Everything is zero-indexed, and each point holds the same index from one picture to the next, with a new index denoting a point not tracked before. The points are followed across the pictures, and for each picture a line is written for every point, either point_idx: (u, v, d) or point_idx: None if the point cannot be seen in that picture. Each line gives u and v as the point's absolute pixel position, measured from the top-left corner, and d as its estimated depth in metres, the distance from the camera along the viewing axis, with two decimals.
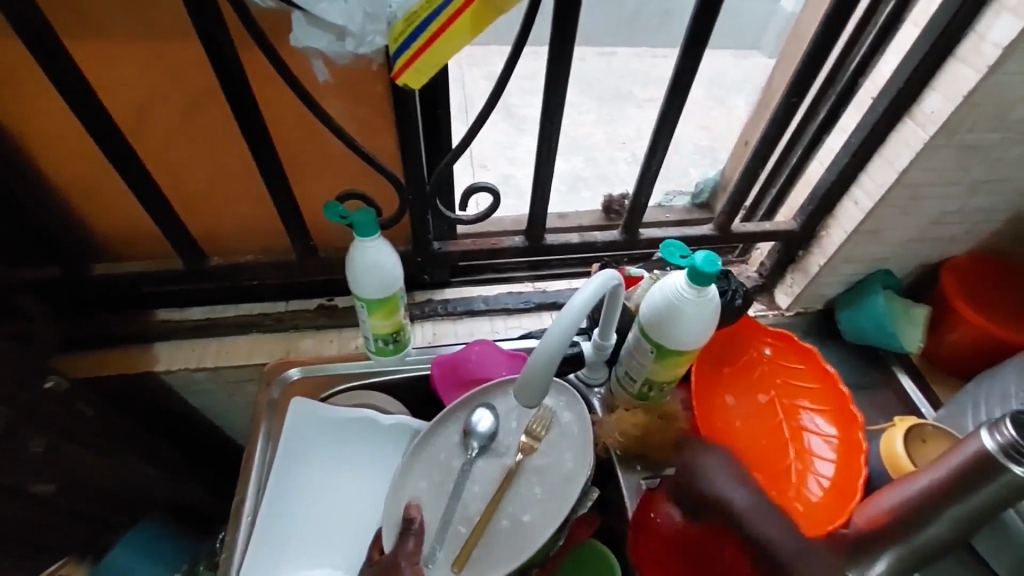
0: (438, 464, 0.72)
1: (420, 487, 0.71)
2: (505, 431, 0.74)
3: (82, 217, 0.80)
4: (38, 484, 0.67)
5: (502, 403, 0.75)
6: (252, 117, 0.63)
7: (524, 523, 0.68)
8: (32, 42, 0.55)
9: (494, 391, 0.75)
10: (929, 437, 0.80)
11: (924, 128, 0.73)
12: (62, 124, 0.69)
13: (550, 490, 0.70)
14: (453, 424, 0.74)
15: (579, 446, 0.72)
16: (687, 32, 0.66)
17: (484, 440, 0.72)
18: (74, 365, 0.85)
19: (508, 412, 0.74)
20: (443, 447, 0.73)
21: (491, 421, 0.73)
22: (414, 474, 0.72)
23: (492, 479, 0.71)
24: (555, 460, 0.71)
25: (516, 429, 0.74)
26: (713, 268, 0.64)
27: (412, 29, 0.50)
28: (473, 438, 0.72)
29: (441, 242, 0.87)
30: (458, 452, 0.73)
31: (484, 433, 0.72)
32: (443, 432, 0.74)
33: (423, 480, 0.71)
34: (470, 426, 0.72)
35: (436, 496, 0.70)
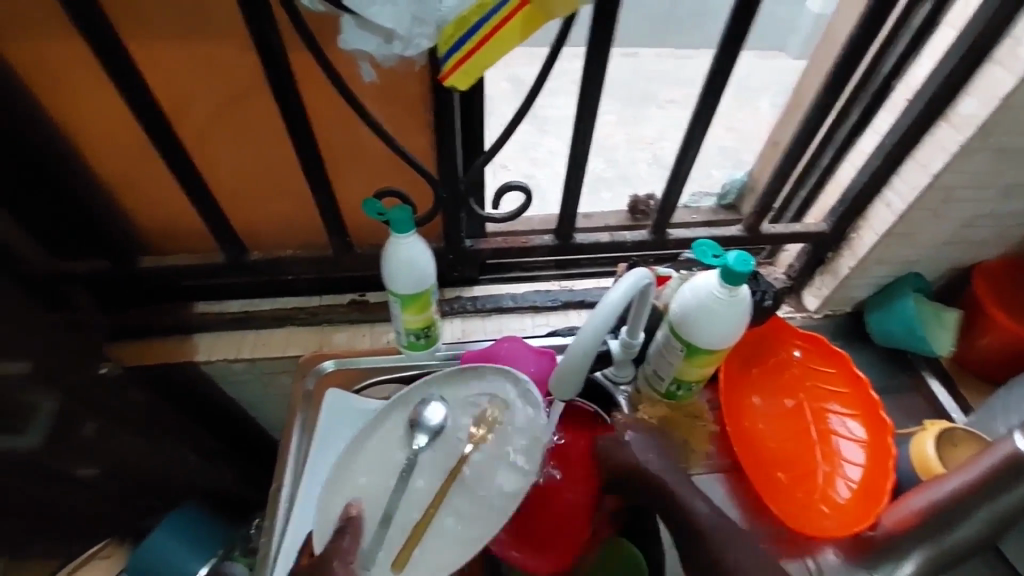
0: (383, 458, 0.74)
1: (361, 484, 0.72)
2: (450, 424, 0.76)
3: (129, 212, 0.84)
4: (88, 466, 0.71)
5: (452, 395, 0.77)
6: (297, 116, 0.66)
7: (469, 517, 0.71)
8: (96, 43, 0.58)
9: (445, 384, 0.78)
10: (960, 441, 0.80)
11: (960, 131, 0.72)
12: (117, 121, 0.72)
13: (497, 484, 0.72)
14: (399, 416, 0.77)
15: (527, 437, 0.73)
16: (723, 35, 0.67)
17: (431, 433, 0.75)
18: (121, 353, 0.89)
19: (456, 403, 0.77)
20: (386, 441, 0.75)
21: (440, 414, 0.75)
22: (355, 470, 0.73)
23: (437, 474, 0.73)
24: (504, 452, 0.73)
25: (463, 421, 0.76)
26: (746, 267, 0.64)
27: (463, 31, 0.53)
28: (418, 432, 0.74)
29: (473, 240, 0.89)
30: (403, 445, 0.75)
31: (432, 426, 0.75)
32: (388, 426, 0.76)
33: (364, 475, 0.73)
34: (418, 419, 0.75)
35: (377, 491, 0.72)
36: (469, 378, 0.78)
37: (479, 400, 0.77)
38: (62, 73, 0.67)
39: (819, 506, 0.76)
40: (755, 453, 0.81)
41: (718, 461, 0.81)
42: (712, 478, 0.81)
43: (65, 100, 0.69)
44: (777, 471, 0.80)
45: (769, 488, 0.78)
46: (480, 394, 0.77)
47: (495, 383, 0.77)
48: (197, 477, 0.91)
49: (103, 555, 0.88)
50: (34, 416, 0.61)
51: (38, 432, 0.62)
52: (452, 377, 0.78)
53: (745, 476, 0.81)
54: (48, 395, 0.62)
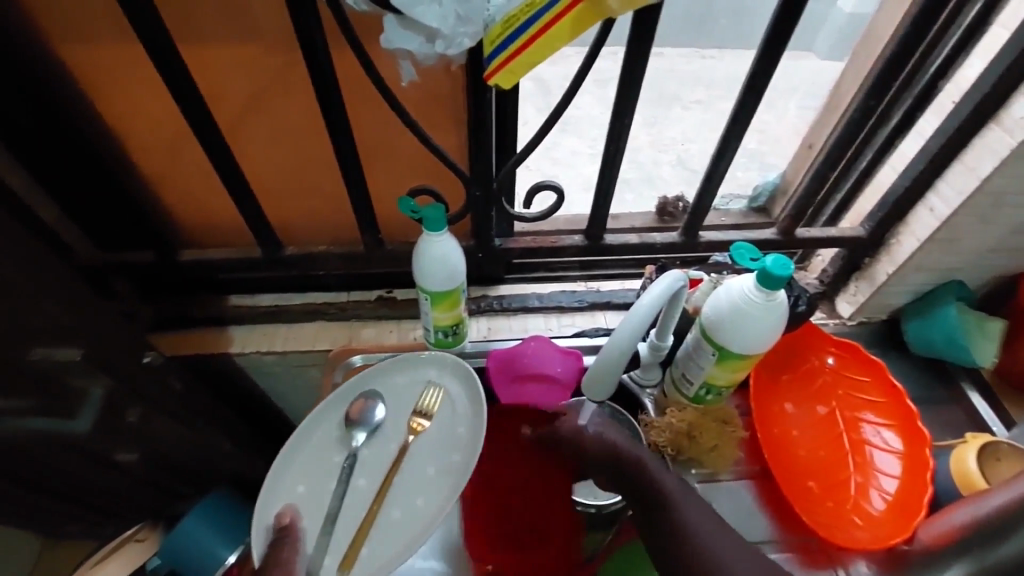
0: (320, 462, 0.75)
1: (299, 492, 0.73)
2: (388, 420, 0.77)
3: (169, 206, 0.86)
4: (128, 451, 0.73)
5: (389, 394, 0.79)
6: (339, 114, 0.67)
7: (415, 506, 0.70)
8: (150, 41, 0.59)
9: (382, 383, 0.80)
10: (1005, 456, 0.77)
11: (1011, 134, 0.70)
12: (163, 117, 0.74)
13: (438, 473, 0.72)
14: (337, 417, 0.78)
15: (464, 420, 0.75)
16: (765, 35, 0.66)
17: (369, 429, 0.76)
18: (160, 342, 0.93)
19: (395, 395, 0.79)
20: (325, 444, 0.76)
21: (377, 411, 0.77)
22: (292, 479, 0.74)
23: (379, 470, 0.73)
24: (443, 437, 0.74)
25: (404, 414, 0.77)
26: (785, 272, 0.63)
27: (511, 31, 0.52)
28: (356, 429, 0.75)
29: (502, 239, 0.90)
30: (341, 446, 0.76)
31: (371, 421, 0.76)
32: (326, 430, 0.77)
33: (300, 484, 0.73)
34: (353, 418, 0.76)
35: (314, 498, 0.72)
36: (405, 367, 0.81)
37: (415, 392, 0.79)
38: (110, 69, 0.69)
39: (851, 517, 0.75)
40: (786, 461, 0.79)
41: (748, 469, 0.80)
42: (741, 485, 0.79)
43: (116, 97, 0.71)
44: (808, 480, 0.79)
45: (800, 496, 0.76)
46: (417, 385, 0.79)
47: (433, 373, 0.80)
48: (228, 466, 0.92)
49: (140, 538, 0.89)
50: (84, 401, 0.64)
51: (88, 417, 0.65)
52: (387, 370, 0.80)
53: (774, 484, 0.79)
54: (95, 381, 0.65)
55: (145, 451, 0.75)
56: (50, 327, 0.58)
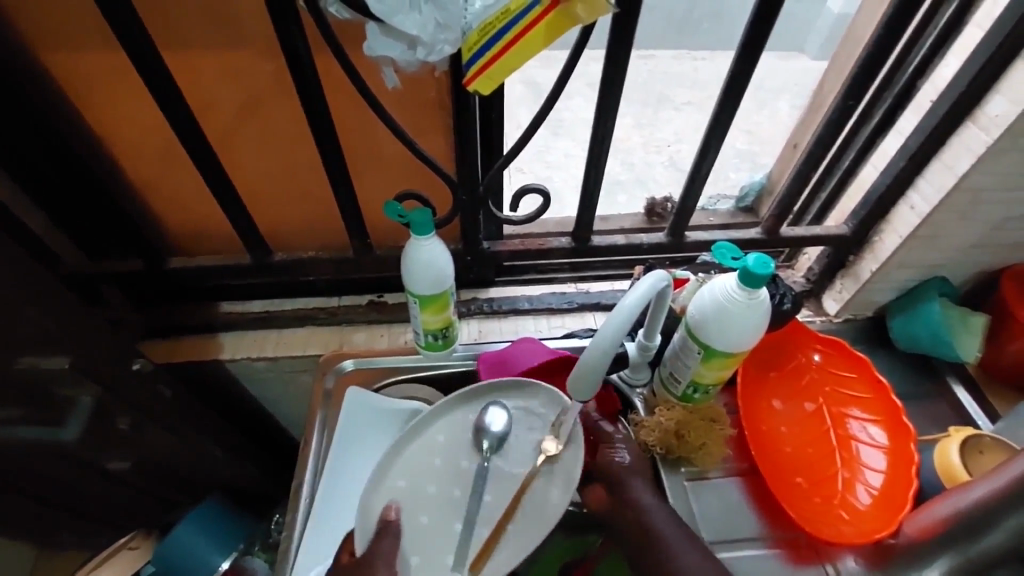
0: (448, 463, 0.75)
1: (397, 487, 0.73)
2: (516, 434, 0.75)
3: (158, 214, 0.87)
4: (119, 459, 0.74)
5: (515, 404, 0.77)
6: (323, 121, 0.68)
7: (532, 535, 0.70)
8: (134, 53, 0.60)
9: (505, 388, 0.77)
10: (987, 449, 0.78)
11: (987, 132, 0.71)
12: (148, 125, 0.75)
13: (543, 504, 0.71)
14: (466, 420, 0.77)
15: (572, 462, 0.72)
16: (744, 37, 0.67)
17: (492, 440, 0.74)
18: (151, 351, 0.93)
19: (522, 412, 0.76)
20: (447, 442, 0.76)
21: (503, 421, 0.75)
22: (396, 473, 0.74)
23: (506, 488, 0.72)
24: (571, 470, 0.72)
25: (533, 438, 0.75)
26: (766, 270, 0.64)
27: (485, 39, 0.54)
28: (486, 436, 0.74)
29: (490, 242, 0.91)
30: (471, 452, 0.75)
31: (498, 433, 0.74)
32: (450, 423, 0.77)
33: (401, 480, 0.74)
34: (483, 423, 0.75)
35: (421, 497, 0.73)
36: (532, 390, 0.77)
37: (546, 416, 0.75)
38: (95, 78, 0.69)
39: (838, 512, 0.76)
40: (772, 458, 0.80)
41: (735, 466, 0.81)
42: (730, 482, 0.80)
43: (101, 106, 0.72)
44: (796, 476, 0.79)
45: (787, 493, 0.77)
46: (541, 413, 0.76)
47: (545, 405, 0.76)
48: (221, 472, 0.93)
49: (132, 546, 0.89)
50: (72, 410, 0.65)
51: (76, 425, 0.66)
52: (519, 388, 0.77)
53: (762, 481, 0.80)
54: (85, 389, 0.65)
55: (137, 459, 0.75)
56: (37, 335, 0.58)
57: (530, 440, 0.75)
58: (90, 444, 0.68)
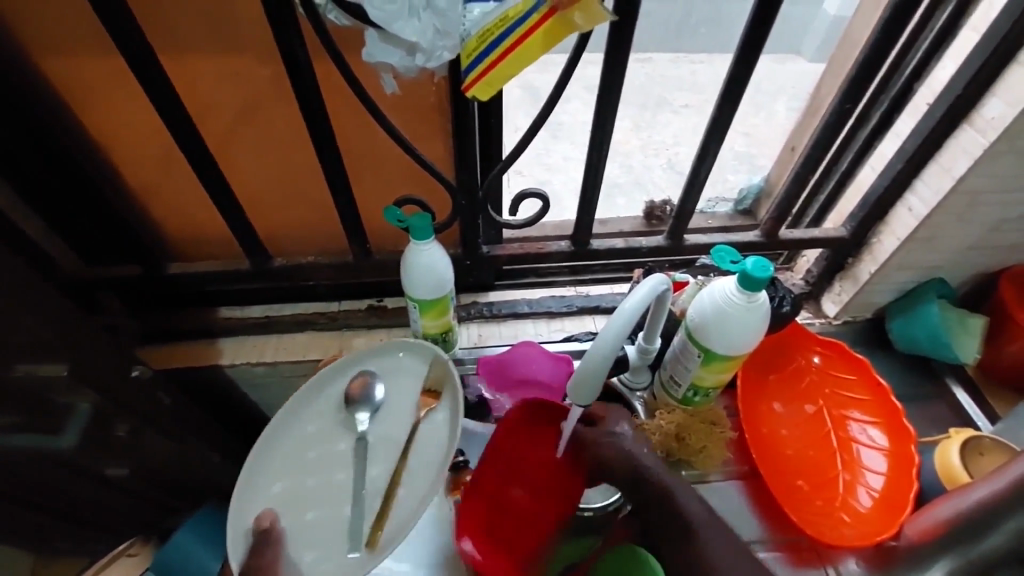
0: (324, 449, 0.73)
1: (275, 492, 0.70)
2: (394, 402, 0.74)
3: (157, 219, 0.87)
4: (118, 465, 0.72)
5: (390, 370, 0.77)
6: (322, 126, 0.68)
7: (421, 491, 0.67)
8: (133, 59, 0.60)
9: (373, 358, 0.77)
10: (987, 451, 0.78)
11: (984, 134, 0.72)
12: (146, 131, 0.75)
13: (428, 463, 0.68)
14: (335, 401, 0.76)
15: (448, 406, 0.71)
16: (742, 41, 0.68)
17: (372, 410, 0.74)
18: (152, 357, 0.94)
19: (394, 374, 0.76)
20: (325, 431, 0.74)
21: (380, 391, 0.75)
22: (270, 479, 0.71)
23: (387, 457, 0.70)
24: (446, 418, 0.70)
25: (406, 398, 0.74)
26: (765, 273, 0.64)
27: (486, 45, 0.54)
28: (358, 411, 0.74)
29: (490, 246, 0.90)
30: (346, 433, 0.73)
31: (376, 402, 0.74)
32: (320, 409, 0.75)
33: (277, 484, 0.70)
34: (355, 399, 0.74)
35: (298, 495, 0.70)
36: (397, 353, 0.78)
37: (415, 374, 0.76)
38: (94, 85, 0.69)
39: (839, 514, 0.76)
40: (774, 461, 0.80)
41: (737, 469, 0.81)
42: (730, 485, 0.81)
43: (99, 112, 0.72)
44: (797, 479, 0.79)
45: (788, 495, 0.77)
46: (412, 370, 0.76)
47: (413, 361, 0.77)
48: (220, 478, 0.92)
49: (131, 553, 0.87)
50: (71, 415, 0.64)
51: (75, 431, 0.64)
52: (376, 354, 0.77)
53: (763, 483, 0.80)
54: (82, 396, 0.65)
55: (135, 466, 0.75)
56: (33, 342, 0.58)
57: (411, 406, 0.73)
58: (90, 450, 0.67)
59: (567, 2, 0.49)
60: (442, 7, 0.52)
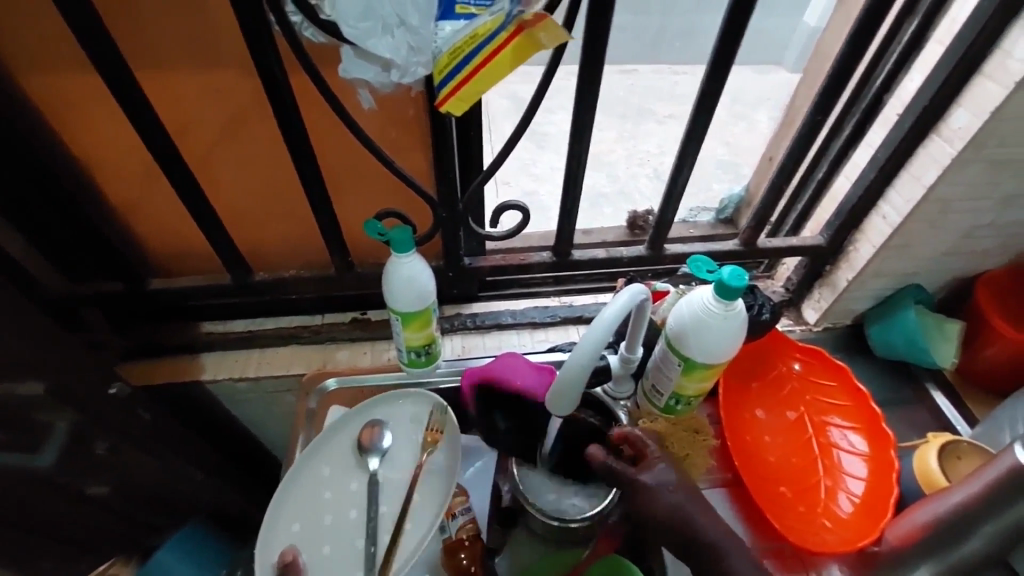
0: (338, 488, 0.79)
1: (294, 531, 0.76)
2: (400, 444, 0.82)
3: (138, 236, 0.87)
4: (99, 484, 0.70)
5: (394, 414, 0.84)
6: (301, 141, 0.68)
7: (428, 522, 0.74)
8: (110, 78, 0.61)
9: (380, 404, 0.84)
10: (964, 455, 0.78)
11: (951, 144, 0.73)
12: (125, 150, 0.75)
13: (436, 497, 0.76)
14: (346, 445, 0.82)
15: (452, 445, 0.80)
16: (713, 54, 0.69)
17: (382, 452, 0.81)
18: (129, 373, 0.92)
19: (400, 418, 0.83)
20: (337, 474, 0.80)
21: (386, 435, 0.82)
22: (287, 519, 0.77)
23: (396, 494, 0.78)
24: (448, 456, 0.79)
25: (413, 440, 0.82)
26: (740, 282, 0.65)
27: (455, 62, 0.54)
28: (370, 453, 0.80)
29: (472, 258, 0.91)
30: (357, 473, 0.80)
31: (383, 445, 0.81)
32: (331, 453, 0.82)
33: (295, 524, 0.77)
34: (364, 443, 0.81)
35: (313, 534, 0.76)
36: (400, 401, 0.85)
37: (419, 416, 0.83)
38: (71, 103, 0.70)
39: (821, 521, 0.76)
40: (756, 469, 0.80)
41: (719, 476, 0.81)
42: (713, 493, 0.81)
43: (77, 132, 0.73)
44: (780, 485, 0.80)
45: (770, 502, 0.78)
46: (417, 414, 0.83)
47: (416, 407, 0.84)
48: (205, 494, 0.91)
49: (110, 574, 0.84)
50: (49, 436, 0.62)
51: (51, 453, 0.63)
52: (385, 400, 0.84)
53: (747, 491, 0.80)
54: (59, 415, 0.64)
55: (115, 484, 0.73)
56: (10, 361, 0.57)
57: (417, 447, 0.81)
58: (69, 471, 0.65)
59: (531, 23, 0.51)
60: (416, 25, 0.53)
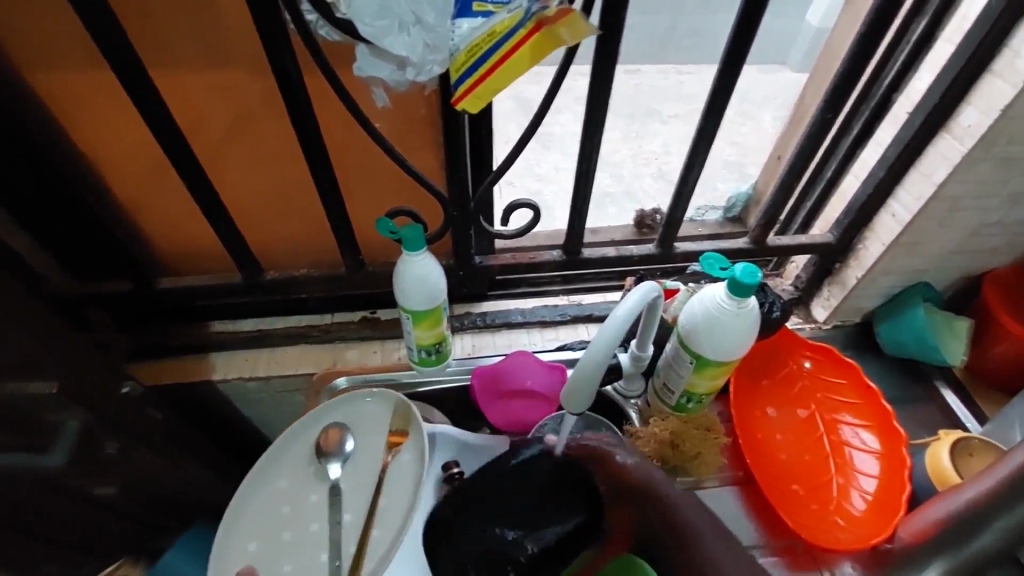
0: (297, 501, 0.75)
1: (252, 549, 0.72)
2: (361, 449, 0.77)
3: (149, 235, 0.87)
4: (105, 485, 0.69)
5: (354, 417, 0.79)
6: (314, 141, 0.69)
7: (395, 529, 0.69)
8: (125, 77, 0.61)
9: (338, 408, 0.80)
10: (977, 452, 0.79)
11: (961, 141, 0.74)
12: (139, 151, 0.76)
13: (402, 501, 0.71)
14: (304, 454, 0.78)
15: (415, 447, 0.75)
16: (724, 52, 0.69)
17: (342, 459, 0.76)
18: (139, 373, 0.93)
19: (362, 422, 0.79)
20: (297, 486, 0.76)
21: (347, 441, 0.77)
22: (245, 536, 0.73)
23: (359, 501, 0.73)
24: (412, 457, 0.74)
25: (375, 443, 0.77)
26: (753, 280, 0.65)
27: (475, 59, 0.54)
28: (329, 462, 0.76)
29: (482, 257, 0.91)
30: (317, 483, 0.75)
31: (344, 452, 0.76)
32: (290, 464, 0.77)
33: (252, 541, 0.72)
34: (323, 451, 0.76)
35: (271, 551, 0.71)
36: (363, 403, 0.80)
37: (381, 417, 0.79)
38: (86, 103, 0.70)
39: (833, 518, 0.76)
40: (768, 466, 0.80)
41: (732, 474, 0.81)
42: (727, 491, 0.81)
43: (91, 131, 0.73)
44: (792, 483, 0.80)
45: (782, 499, 0.78)
46: (379, 416, 0.79)
47: (378, 407, 0.79)
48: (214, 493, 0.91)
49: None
50: (58, 436, 0.61)
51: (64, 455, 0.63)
52: (345, 403, 0.80)
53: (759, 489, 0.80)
54: (70, 415, 0.63)
55: (122, 486, 0.72)
56: (22, 359, 0.56)
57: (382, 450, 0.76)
58: (81, 470, 0.65)
59: (553, 19, 0.51)
60: (431, 23, 0.53)
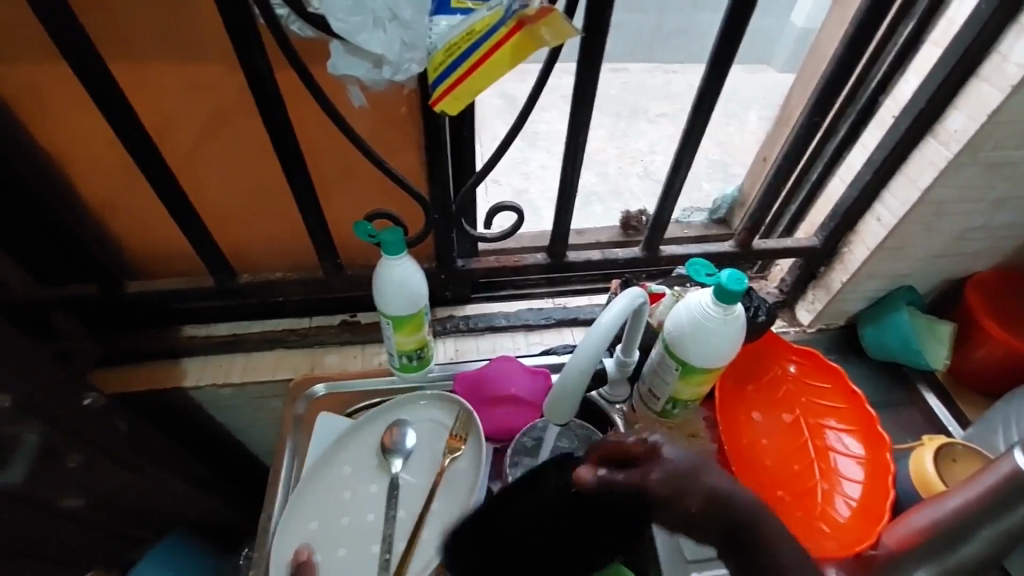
0: (357, 489, 0.76)
1: (311, 528, 0.73)
2: (425, 449, 0.78)
3: (114, 236, 0.83)
4: (76, 496, 0.65)
5: (420, 418, 0.81)
6: (288, 140, 0.66)
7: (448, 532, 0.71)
8: (83, 71, 0.57)
9: (398, 407, 0.81)
10: (960, 457, 0.79)
11: (947, 147, 0.73)
12: (100, 148, 0.72)
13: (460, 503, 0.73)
14: (367, 446, 0.80)
15: (474, 456, 0.76)
16: (712, 52, 0.67)
17: (404, 456, 0.78)
18: (104, 381, 0.89)
19: (422, 423, 0.80)
20: (357, 475, 0.77)
21: (413, 438, 0.79)
22: (304, 518, 0.74)
23: (416, 500, 0.75)
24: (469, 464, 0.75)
25: (435, 446, 0.78)
26: (739, 286, 0.64)
27: (454, 58, 0.53)
28: (391, 457, 0.77)
29: (465, 260, 0.89)
30: (378, 475, 0.77)
31: (405, 450, 0.78)
32: (356, 446, 0.80)
33: (312, 521, 0.74)
34: (388, 445, 0.78)
35: (328, 534, 0.73)
36: (427, 405, 0.82)
37: (445, 422, 0.80)
38: (42, 97, 0.66)
39: (819, 524, 0.76)
40: (753, 471, 0.80)
41: None
42: None
43: (47, 126, 0.69)
44: (779, 489, 0.80)
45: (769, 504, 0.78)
46: (439, 420, 0.80)
47: (440, 412, 0.81)
48: (187, 506, 0.88)
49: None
50: (18, 448, 0.57)
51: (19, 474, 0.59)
52: (409, 402, 0.82)
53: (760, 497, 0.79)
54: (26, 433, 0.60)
55: (90, 499, 0.68)
56: None
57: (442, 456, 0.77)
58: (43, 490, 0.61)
59: (535, 18, 0.49)
60: (408, 20, 0.50)
